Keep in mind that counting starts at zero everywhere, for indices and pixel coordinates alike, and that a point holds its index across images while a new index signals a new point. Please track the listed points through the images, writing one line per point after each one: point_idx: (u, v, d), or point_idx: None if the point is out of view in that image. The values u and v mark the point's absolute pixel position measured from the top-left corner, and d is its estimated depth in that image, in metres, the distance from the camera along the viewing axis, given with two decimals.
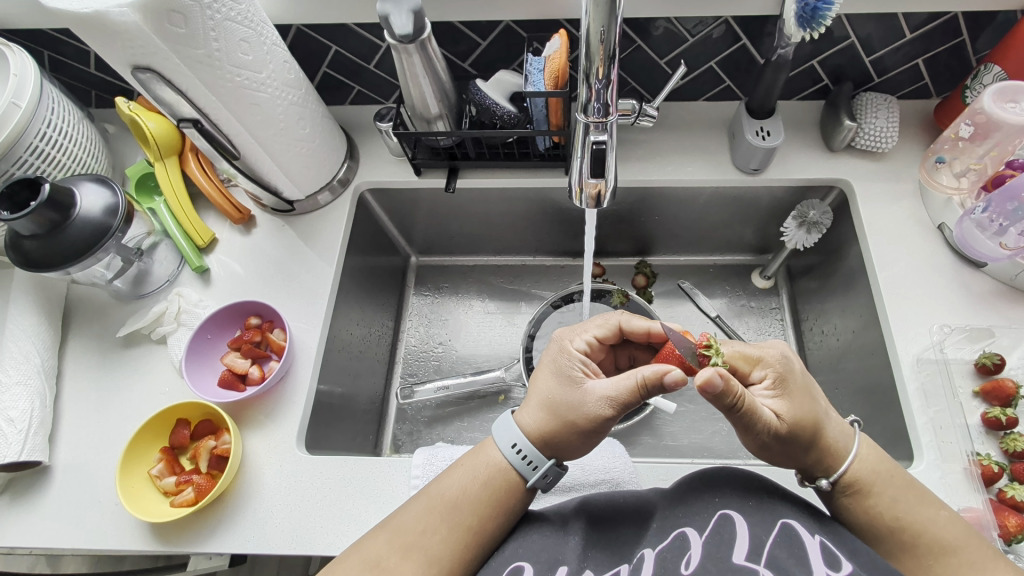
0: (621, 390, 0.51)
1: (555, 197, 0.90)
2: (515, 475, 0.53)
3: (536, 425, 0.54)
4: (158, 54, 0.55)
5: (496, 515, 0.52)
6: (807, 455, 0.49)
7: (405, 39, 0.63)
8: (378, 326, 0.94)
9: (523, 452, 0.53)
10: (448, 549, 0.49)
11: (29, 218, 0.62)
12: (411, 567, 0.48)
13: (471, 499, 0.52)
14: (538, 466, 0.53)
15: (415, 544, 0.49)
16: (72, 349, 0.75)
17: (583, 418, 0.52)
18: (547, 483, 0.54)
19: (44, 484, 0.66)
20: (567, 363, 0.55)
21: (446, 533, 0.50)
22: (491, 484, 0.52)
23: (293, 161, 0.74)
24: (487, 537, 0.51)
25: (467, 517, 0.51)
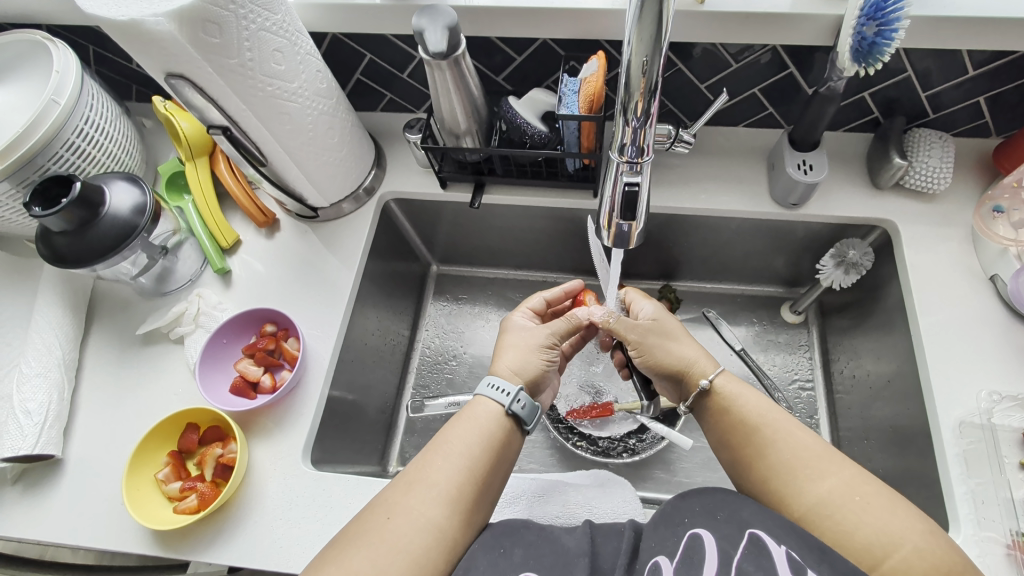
0: (558, 325, 0.62)
1: (581, 217, 0.87)
2: (495, 407, 0.54)
3: (505, 363, 0.58)
4: (192, 63, 0.55)
5: (494, 444, 0.52)
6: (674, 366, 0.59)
7: (439, 56, 0.62)
8: (393, 335, 0.93)
9: (500, 386, 0.55)
10: (452, 479, 0.49)
11: (59, 215, 0.62)
12: (417, 498, 0.48)
13: (466, 434, 0.52)
14: (511, 391, 0.55)
15: (418, 479, 0.49)
16: (93, 342, 0.76)
17: (538, 345, 0.60)
18: (525, 413, 0.54)
19: (55, 477, 0.67)
20: (513, 319, 0.64)
21: (447, 466, 0.50)
22: (483, 419, 0.53)
23: (319, 170, 0.74)
24: (490, 465, 0.51)
25: (466, 449, 0.51)
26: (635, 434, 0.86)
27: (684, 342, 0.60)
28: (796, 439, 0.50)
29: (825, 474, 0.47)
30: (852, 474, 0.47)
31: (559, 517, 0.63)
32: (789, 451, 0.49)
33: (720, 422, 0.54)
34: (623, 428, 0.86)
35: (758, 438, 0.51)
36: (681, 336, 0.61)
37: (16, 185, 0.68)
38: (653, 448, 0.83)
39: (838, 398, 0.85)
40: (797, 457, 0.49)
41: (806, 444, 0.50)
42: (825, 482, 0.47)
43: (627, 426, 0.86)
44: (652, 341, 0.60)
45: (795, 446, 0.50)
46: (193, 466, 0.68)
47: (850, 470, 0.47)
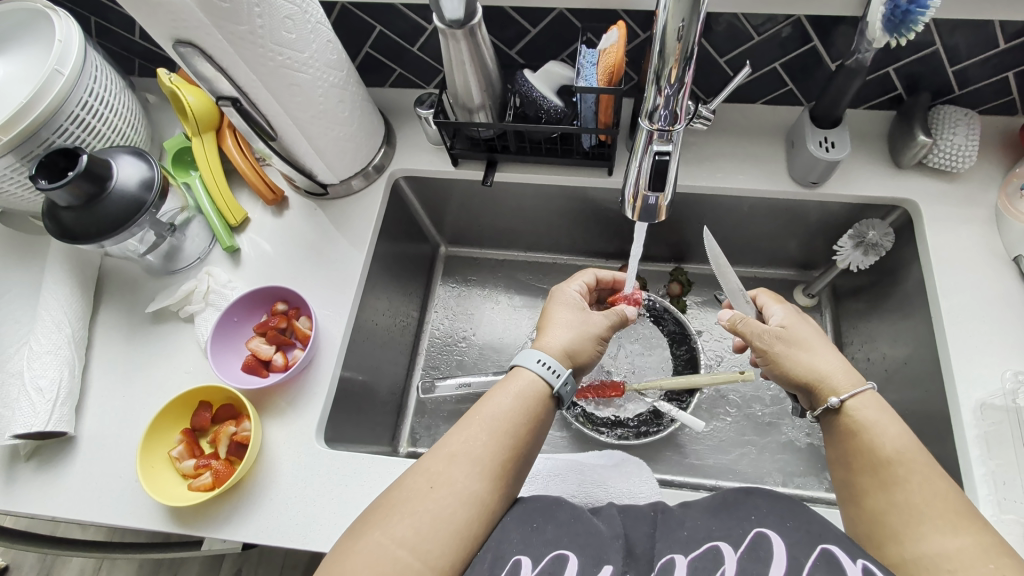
0: (611, 317, 0.63)
1: (594, 196, 0.86)
2: (540, 384, 0.54)
3: (557, 342, 0.57)
4: (200, 28, 0.53)
5: (533, 419, 0.52)
6: (809, 373, 0.55)
7: (454, 24, 0.61)
8: (403, 316, 0.92)
9: (547, 362, 0.54)
10: (494, 454, 0.49)
11: (66, 188, 0.61)
12: (459, 471, 0.47)
13: (507, 408, 0.51)
14: (559, 371, 0.55)
15: (460, 452, 0.48)
16: (102, 320, 0.75)
17: (594, 330, 0.61)
18: (567, 393, 0.55)
19: (68, 454, 0.66)
20: (568, 296, 0.64)
21: (489, 440, 0.49)
22: (523, 394, 0.52)
23: (329, 145, 0.72)
24: (528, 441, 0.51)
25: (507, 424, 0.50)
26: (645, 416, 0.85)
27: (823, 351, 0.55)
28: (933, 487, 0.45)
29: (956, 529, 0.42)
30: (992, 543, 0.41)
31: (573, 497, 0.63)
32: (915, 495, 0.45)
33: (846, 446, 0.50)
34: (633, 409, 0.85)
35: (883, 471, 0.47)
36: (823, 346, 0.56)
37: (20, 159, 0.66)
38: (665, 429, 0.82)
39: None
40: (926, 503, 0.44)
41: (942, 494, 0.44)
42: (956, 536, 0.42)
43: (638, 407, 0.85)
44: (781, 350, 0.57)
45: (929, 495, 0.44)
46: (207, 443, 0.68)
47: (991, 538, 0.42)
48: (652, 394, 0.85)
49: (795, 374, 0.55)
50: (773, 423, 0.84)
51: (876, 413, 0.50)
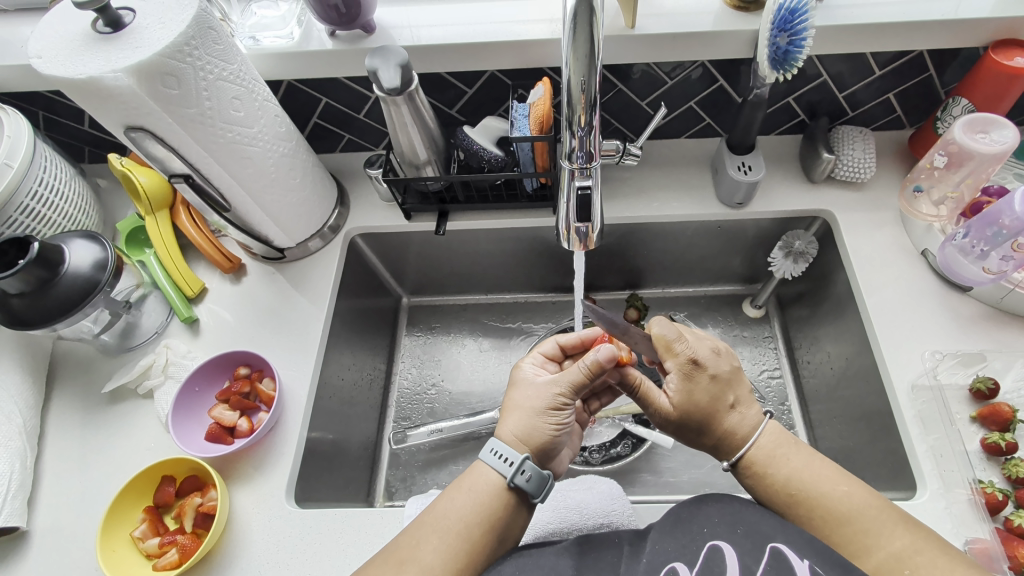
0: (568, 376, 0.57)
1: (544, 235, 0.91)
2: (496, 478, 0.52)
3: (509, 427, 0.56)
4: (150, 114, 0.57)
5: (490, 521, 0.51)
6: (704, 439, 0.57)
7: (393, 91, 0.66)
8: (369, 369, 0.92)
9: (501, 453, 0.53)
10: (444, 558, 0.48)
11: (17, 276, 0.62)
12: None
13: (461, 508, 0.51)
14: (516, 461, 0.52)
15: (410, 555, 0.48)
16: (56, 407, 0.73)
17: (546, 405, 0.57)
18: (530, 486, 0.52)
19: (23, 550, 0.64)
20: (523, 372, 0.62)
21: (439, 542, 0.49)
22: (481, 493, 0.52)
23: (284, 211, 0.75)
24: (485, 544, 0.50)
25: (459, 525, 0.50)
26: (618, 439, 0.87)
27: (721, 417, 0.55)
28: (836, 513, 0.49)
29: (870, 549, 0.47)
30: (901, 547, 0.46)
31: (550, 524, 0.63)
32: (825, 527, 0.49)
33: (762, 486, 0.53)
34: (605, 435, 0.88)
35: (799, 517, 0.51)
36: (715, 411, 0.56)
37: None
38: (635, 452, 0.85)
39: (805, 382, 0.89)
40: (836, 532, 0.49)
41: (846, 516, 0.48)
42: (871, 557, 0.47)
43: (610, 432, 0.88)
44: (673, 428, 0.58)
45: (835, 522, 0.49)
46: (172, 519, 0.66)
47: (901, 540, 0.46)
48: (622, 418, 0.88)
49: (697, 443, 0.58)
50: None
51: (767, 451, 0.54)
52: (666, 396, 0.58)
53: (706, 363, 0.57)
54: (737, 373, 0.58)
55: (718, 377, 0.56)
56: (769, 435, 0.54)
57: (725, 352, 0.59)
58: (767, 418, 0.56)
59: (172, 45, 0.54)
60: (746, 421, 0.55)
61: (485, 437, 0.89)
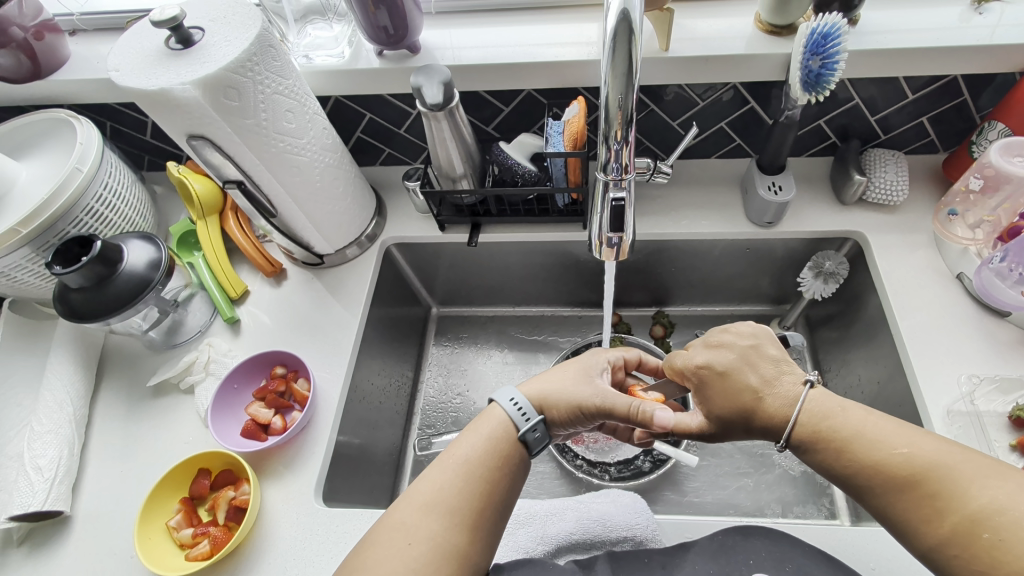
0: (619, 406, 0.57)
1: (572, 250, 0.92)
2: (511, 424, 0.55)
3: (540, 385, 0.59)
4: (211, 123, 0.61)
5: (506, 462, 0.53)
6: (752, 430, 0.57)
7: (435, 107, 0.69)
8: (397, 377, 0.94)
9: (519, 404, 0.56)
10: (465, 500, 0.50)
11: (79, 271, 0.66)
12: (431, 519, 0.48)
13: (479, 450, 0.53)
14: (529, 416, 0.56)
15: (431, 499, 0.49)
16: (102, 399, 0.77)
17: (582, 402, 0.57)
18: (534, 441, 0.55)
19: (64, 534, 0.67)
20: (596, 361, 0.63)
21: (461, 484, 0.50)
22: (495, 436, 0.54)
23: (325, 218, 0.79)
24: (502, 486, 0.52)
25: (478, 466, 0.52)
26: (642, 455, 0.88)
27: (756, 410, 0.56)
28: (898, 479, 0.47)
29: (943, 513, 0.45)
30: (977, 508, 0.43)
31: (574, 533, 0.64)
32: (890, 494, 0.47)
33: (820, 461, 0.52)
34: (628, 450, 0.89)
35: (863, 488, 0.49)
36: (750, 406, 0.56)
37: (36, 250, 0.70)
38: (665, 466, 0.86)
39: None
40: (903, 499, 0.47)
41: (909, 481, 0.47)
42: (945, 522, 0.44)
43: (634, 448, 0.88)
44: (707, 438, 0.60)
45: (899, 488, 0.47)
46: (204, 510, 0.69)
47: (978, 501, 0.43)
48: None
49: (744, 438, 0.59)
50: (766, 454, 0.87)
51: (812, 427, 0.53)
52: (692, 417, 0.60)
53: (717, 363, 0.60)
54: (755, 355, 0.59)
55: (729, 372, 0.59)
56: (811, 405, 0.54)
57: (725, 340, 0.61)
58: (807, 388, 0.55)
59: (237, 60, 0.59)
60: (783, 404, 0.55)
61: None
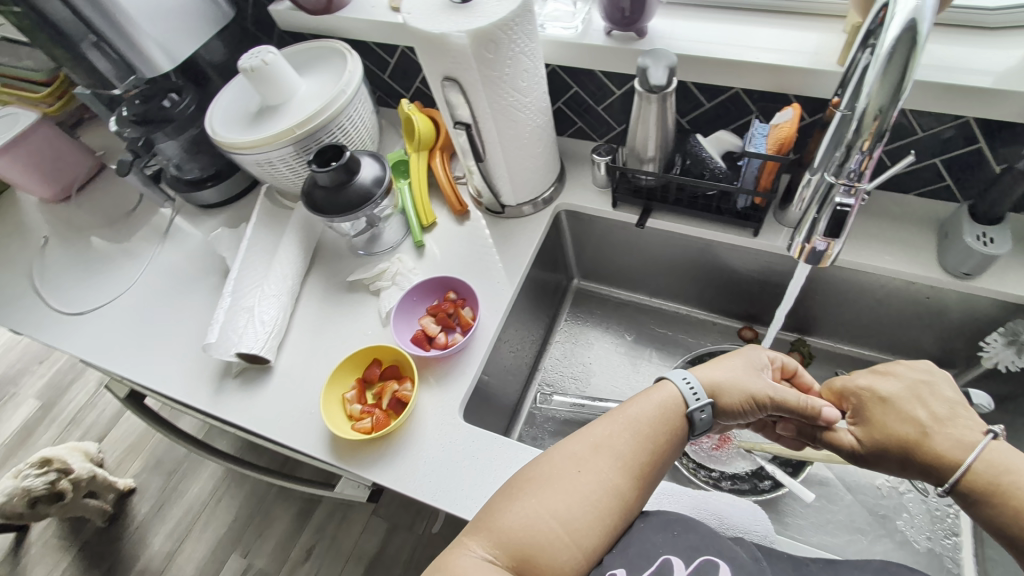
0: (789, 397, 0.64)
1: (724, 261, 0.96)
2: (681, 399, 0.63)
3: (712, 372, 0.65)
4: (467, 69, 0.71)
5: (670, 432, 0.61)
6: (911, 467, 0.56)
7: (655, 89, 0.74)
8: (535, 332, 1.05)
9: (691, 383, 0.64)
10: (632, 452, 0.59)
11: (330, 174, 0.80)
12: (602, 459, 0.59)
13: (648, 415, 0.62)
14: (698, 395, 0.63)
15: (603, 444, 0.60)
16: (310, 282, 0.93)
17: (752, 390, 0.64)
18: (701, 422, 0.63)
19: (267, 379, 0.83)
20: (757, 356, 0.69)
21: (629, 439, 0.60)
22: (665, 406, 0.62)
23: (519, 172, 0.88)
24: (663, 450, 0.61)
25: (646, 428, 0.61)
26: (751, 474, 0.88)
27: (921, 446, 0.55)
28: None
29: None
30: None
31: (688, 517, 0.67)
32: None
33: (987, 512, 0.51)
34: (738, 467, 0.89)
35: None
36: (913, 441, 0.56)
37: (298, 151, 0.85)
38: (771, 493, 0.85)
39: None
40: None
41: None
42: None
43: (745, 466, 0.89)
44: (867, 462, 0.61)
45: None
46: (370, 394, 0.82)
47: None
48: (760, 455, 0.89)
49: (903, 473, 0.58)
50: (887, 514, 0.83)
51: (988, 478, 0.51)
52: (851, 437, 0.62)
53: (881, 389, 0.61)
54: (930, 392, 0.58)
55: (892, 399, 0.59)
56: (989, 456, 0.52)
57: (894, 370, 0.61)
58: (988, 438, 0.53)
59: (505, 18, 0.67)
60: (955, 446, 0.53)
61: None
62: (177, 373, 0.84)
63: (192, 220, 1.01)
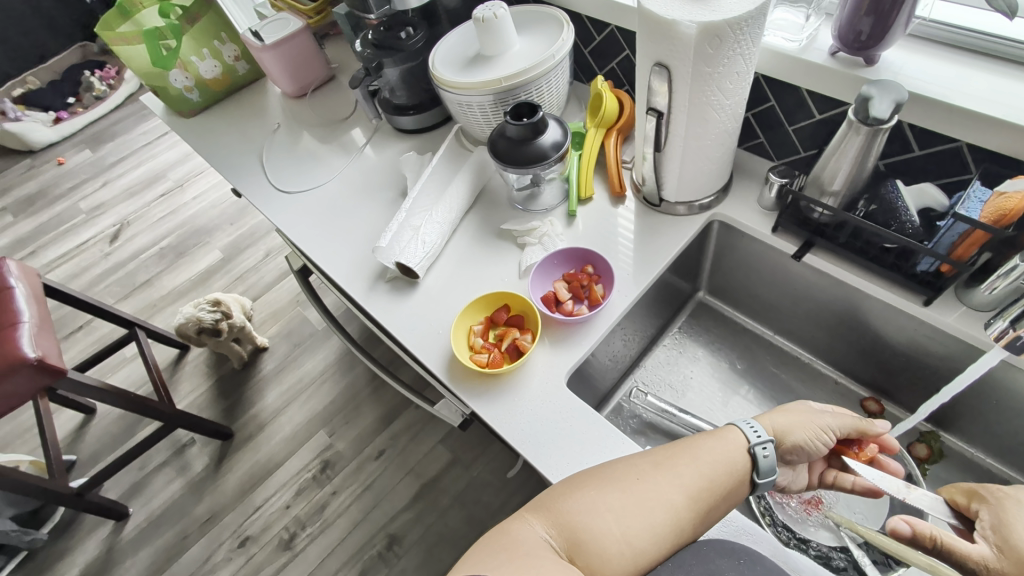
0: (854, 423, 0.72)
1: (872, 324, 0.90)
2: (746, 441, 0.64)
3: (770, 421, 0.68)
4: (683, 59, 0.72)
5: (734, 473, 0.62)
6: None
7: (873, 121, 0.70)
8: (647, 328, 1.06)
9: (754, 427, 0.65)
10: (696, 480, 0.59)
11: (519, 128, 0.87)
12: (667, 477, 0.59)
13: (715, 449, 0.62)
14: (761, 436, 0.64)
15: (668, 464, 0.60)
16: (466, 221, 1.02)
17: (822, 422, 0.69)
18: (765, 464, 0.63)
19: (411, 292, 0.94)
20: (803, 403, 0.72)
21: (694, 467, 0.60)
22: (731, 444, 0.63)
23: (690, 171, 0.88)
24: (725, 489, 0.61)
25: (713, 461, 0.61)
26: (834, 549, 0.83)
27: None
28: None
29: None
30: None
31: None
32: None
33: None
34: (820, 537, 0.85)
35: None
36: None
37: (496, 102, 0.94)
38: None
39: None
40: None
41: None
42: None
43: (827, 537, 0.85)
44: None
45: None
46: (493, 333, 0.90)
47: None
48: (849, 535, 0.82)
49: None
50: None
51: None
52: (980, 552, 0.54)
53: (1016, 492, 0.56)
54: None
55: None
56: None
57: None
58: None
59: (739, 17, 0.67)
60: None
61: None
62: (343, 263, 0.99)
63: (388, 139, 1.16)
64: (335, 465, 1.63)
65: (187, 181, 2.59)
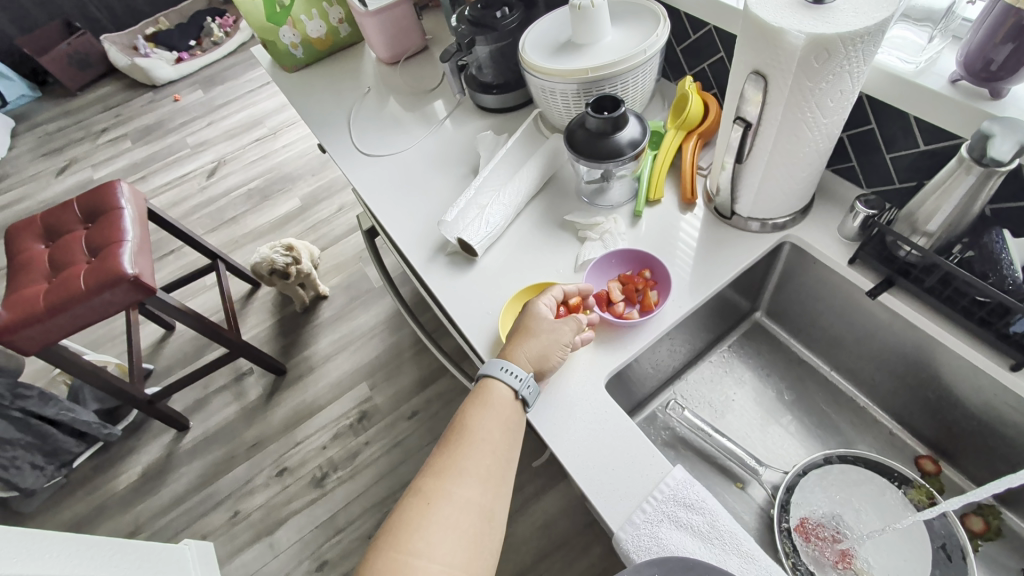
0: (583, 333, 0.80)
1: (947, 378, 0.84)
2: (509, 392, 0.72)
3: (526, 353, 0.76)
4: (784, 71, 0.69)
5: (507, 426, 0.70)
6: None
7: (992, 162, 0.64)
8: (696, 342, 1.03)
9: (511, 370, 0.73)
10: (482, 465, 0.66)
11: (599, 120, 0.86)
12: (463, 482, 0.64)
13: (486, 426, 0.69)
14: (522, 378, 0.73)
15: (461, 469, 0.65)
16: (531, 207, 1.04)
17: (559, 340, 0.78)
18: (529, 396, 0.73)
19: (468, 268, 0.97)
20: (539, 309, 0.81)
21: (478, 457, 0.66)
22: (502, 404, 0.71)
23: (770, 187, 0.85)
24: (506, 447, 0.69)
25: (487, 438, 0.68)
26: None
27: None
28: None
29: None
30: None
31: None
32: None
33: None
34: None
35: None
36: None
37: (580, 91, 0.93)
38: None
39: None
40: None
41: None
42: None
43: None
44: None
45: None
46: None
47: None
48: None
49: None
50: None
51: None
52: None
53: None
54: None
55: None
56: None
57: None
58: None
59: (855, 32, 0.62)
60: None
61: (729, 468, 0.97)
62: (409, 231, 1.03)
63: (468, 116, 1.19)
64: (371, 417, 1.73)
65: (280, 130, 2.76)
